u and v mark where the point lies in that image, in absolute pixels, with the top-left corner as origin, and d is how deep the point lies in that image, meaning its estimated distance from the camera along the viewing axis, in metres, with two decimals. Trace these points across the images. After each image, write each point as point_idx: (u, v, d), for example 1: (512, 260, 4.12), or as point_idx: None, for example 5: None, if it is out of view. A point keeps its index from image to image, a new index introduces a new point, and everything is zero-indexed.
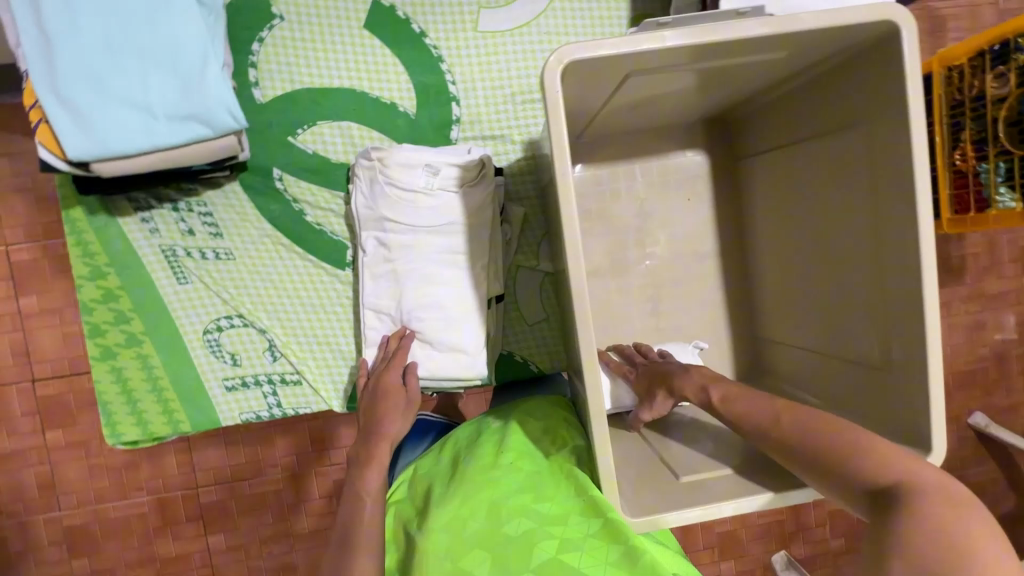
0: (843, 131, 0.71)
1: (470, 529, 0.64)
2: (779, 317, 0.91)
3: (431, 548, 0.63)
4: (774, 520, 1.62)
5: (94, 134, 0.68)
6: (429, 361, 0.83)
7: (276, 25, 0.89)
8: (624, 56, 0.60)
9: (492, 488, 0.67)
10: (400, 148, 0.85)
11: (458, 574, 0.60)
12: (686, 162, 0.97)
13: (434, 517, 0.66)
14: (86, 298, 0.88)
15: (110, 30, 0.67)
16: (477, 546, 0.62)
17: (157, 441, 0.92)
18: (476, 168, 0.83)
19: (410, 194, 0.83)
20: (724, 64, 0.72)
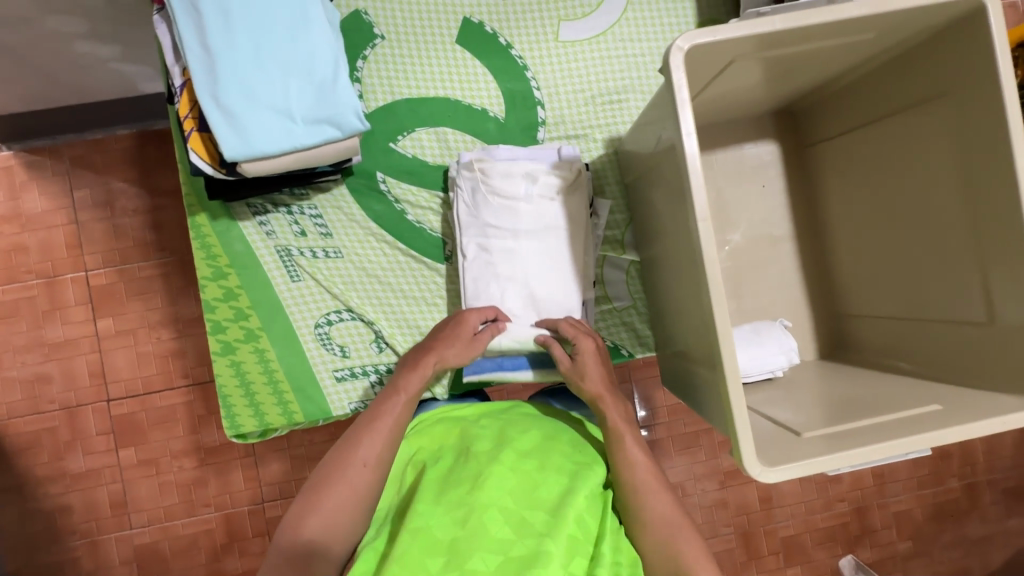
0: (927, 104, 0.76)
1: (540, 487, 0.69)
2: (861, 293, 0.95)
3: (499, 478, 0.69)
4: (839, 523, 1.59)
5: (243, 135, 0.75)
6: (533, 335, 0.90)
7: (378, 44, 0.98)
8: (734, 42, 0.69)
9: (568, 473, 0.73)
10: (499, 159, 0.93)
11: (512, 516, 0.65)
12: (757, 153, 1.02)
13: (510, 456, 0.73)
14: (208, 297, 0.94)
15: (259, 46, 0.76)
16: (538, 502, 0.67)
17: (270, 432, 0.96)
18: (571, 176, 0.92)
19: (508, 200, 0.92)
20: (806, 52, 0.78)
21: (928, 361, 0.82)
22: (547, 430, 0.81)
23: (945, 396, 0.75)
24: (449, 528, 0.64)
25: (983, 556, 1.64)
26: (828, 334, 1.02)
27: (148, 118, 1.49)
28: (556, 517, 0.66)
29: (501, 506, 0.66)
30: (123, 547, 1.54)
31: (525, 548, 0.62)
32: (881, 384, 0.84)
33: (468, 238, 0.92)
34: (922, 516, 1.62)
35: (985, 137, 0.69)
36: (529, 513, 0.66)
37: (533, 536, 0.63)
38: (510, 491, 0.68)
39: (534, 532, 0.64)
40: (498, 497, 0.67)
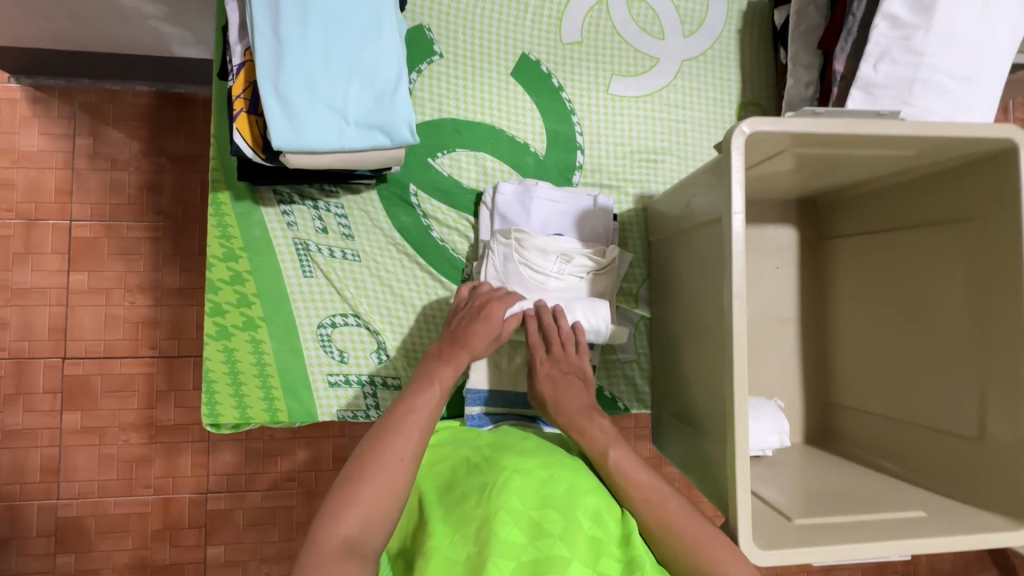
0: (949, 223, 0.80)
1: (547, 487, 0.68)
2: (853, 386, 0.98)
3: (506, 482, 0.68)
4: None
5: (295, 126, 0.75)
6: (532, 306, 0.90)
7: (435, 61, 0.99)
8: (788, 134, 0.73)
9: (575, 473, 0.71)
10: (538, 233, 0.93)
11: (527, 519, 0.64)
12: (776, 234, 1.06)
13: (513, 462, 0.71)
14: (214, 277, 0.91)
15: (329, 43, 0.76)
16: (548, 502, 0.66)
17: (247, 426, 0.93)
18: (604, 260, 0.93)
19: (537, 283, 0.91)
20: (842, 156, 0.83)
21: (912, 464, 0.85)
22: (547, 443, 0.81)
23: (930, 504, 0.77)
24: (462, 546, 0.63)
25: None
26: (814, 419, 1.05)
27: (173, 80, 1.46)
28: (570, 519, 0.65)
29: (511, 511, 0.65)
30: (44, 518, 1.43)
31: (542, 552, 0.61)
32: (867, 479, 0.86)
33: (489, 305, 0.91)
34: None
35: (999, 266, 0.73)
36: (539, 515, 0.65)
37: (548, 539, 0.62)
38: (517, 494, 0.67)
39: (549, 534, 0.63)
40: (506, 501, 0.65)
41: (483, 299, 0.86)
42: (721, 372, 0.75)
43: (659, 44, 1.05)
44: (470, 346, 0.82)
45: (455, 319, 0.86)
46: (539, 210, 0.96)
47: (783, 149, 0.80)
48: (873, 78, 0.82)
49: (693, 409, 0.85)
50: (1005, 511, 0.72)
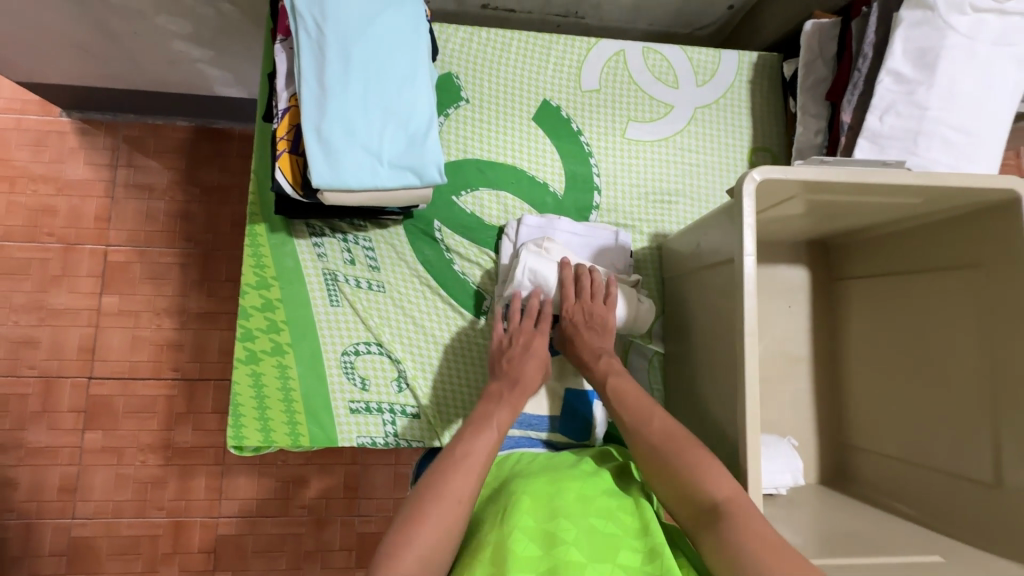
0: (958, 269, 0.83)
1: (556, 499, 0.70)
2: (868, 427, 0.98)
3: (518, 505, 0.69)
4: None
5: (333, 166, 0.80)
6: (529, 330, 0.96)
7: (461, 105, 1.06)
8: (794, 183, 0.77)
9: (583, 477, 0.74)
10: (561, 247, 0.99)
11: (543, 534, 0.66)
12: (788, 274, 1.09)
13: (522, 484, 0.74)
14: (246, 304, 0.96)
15: (367, 91, 0.83)
16: (559, 513, 0.68)
17: (270, 450, 0.95)
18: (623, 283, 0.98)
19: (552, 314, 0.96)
20: (852, 203, 0.86)
21: (928, 508, 0.85)
22: (557, 457, 0.83)
23: (944, 547, 0.77)
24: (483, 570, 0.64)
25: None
26: (829, 460, 1.04)
27: (212, 118, 1.55)
28: (582, 526, 0.67)
29: (525, 529, 0.66)
30: (58, 537, 1.45)
31: (560, 561, 0.63)
32: (883, 522, 0.86)
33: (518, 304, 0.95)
34: None
35: (1007, 312, 0.75)
36: (553, 526, 0.67)
37: (562, 548, 0.64)
38: (529, 513, 0.68)
39: (562, 543, 0.65)
40: (519, 522, 0.67)
41: (523, 335, 0.89)
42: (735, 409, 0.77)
43: (674, 92, 1.11)
44: (524, 382, 0.85)
45: (503, 357, 0.87)
46: (562, 240, 1.00)
47: (795, 195, 0.84)
48: (879, 130, 0.86)
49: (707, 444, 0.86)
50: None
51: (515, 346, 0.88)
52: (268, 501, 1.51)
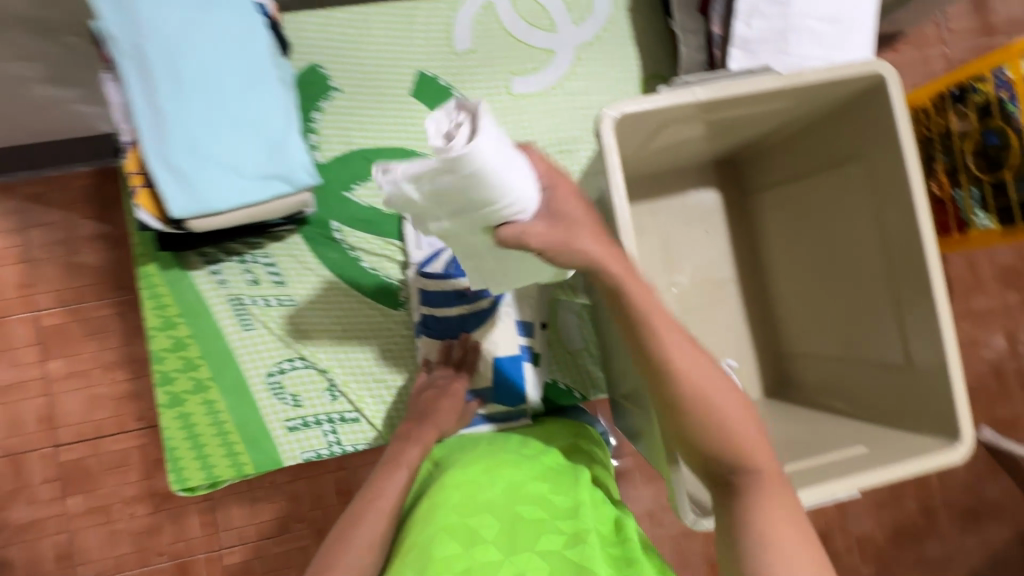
0: (849, 163, 0.82)
1: (482, 492, 0.69)
2: (799, 334, 0.99)
3: (445, 502, 0.68)
4: None
5: (191, 192, 0.77)
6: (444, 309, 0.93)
7: (334, 96, 1.01)
8: (660, 112, 0.74)
9: (514, 466, 0.74)
10: None
11: (465, 527, 0.64)
12: (701, 199, 1.07)
13: (455, 475, 0.73)
14: (157, 348, 0.93)
15: (209, 104, 0.78)
16: (483, 507, 0.67)
17: (217, 485, 0.95)
18: None
19: (463, 290, 0.92)
20: (739, 116, 0.84)
21: (856, 401, 0.86)
22: (499, 443, 0.83)
23: (869, 436, 0.79)
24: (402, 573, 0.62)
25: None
26: (773, 371, 1.06)
27: (112, 160, 1.46)
28: (505, 518, 0.66)
29: (446, 527, 0.65)
30: None
31: (476, 558, 0.61)
32: (817, 424, 0.88)
33: (426, 288, 0.93)
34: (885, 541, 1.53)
35: (895, 198, 0.75)
36: (475, 521, 0.65)
37: (480, 544, 0.63)
38: (454, 508, 0.67)
39: (481, 539, 0.63)
40: (443, 518, 0.66)
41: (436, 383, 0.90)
42: None
43: (551, 36, 1.06)
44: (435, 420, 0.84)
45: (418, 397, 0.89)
46: None
47: (689, 118, 0.82)
48: (748, 36, 0.84)
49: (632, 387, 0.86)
50: (939, 431, 0.73)
51: (428, 387, 0.89)
52: (264, 524, 1.51)
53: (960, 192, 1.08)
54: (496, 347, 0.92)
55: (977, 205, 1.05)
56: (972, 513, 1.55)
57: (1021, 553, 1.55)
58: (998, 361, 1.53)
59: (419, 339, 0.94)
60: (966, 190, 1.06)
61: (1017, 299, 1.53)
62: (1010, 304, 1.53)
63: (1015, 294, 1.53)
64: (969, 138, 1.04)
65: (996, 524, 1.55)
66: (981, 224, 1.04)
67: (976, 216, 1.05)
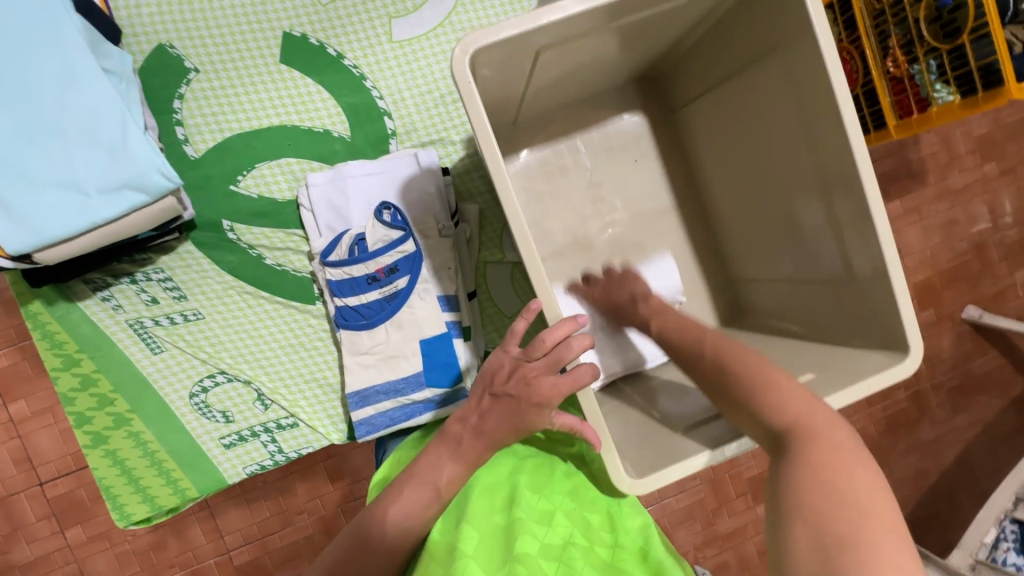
0: (769, 57, 0.71)
1: (460, 508, 0.69)
2: (748, 256, 0.92)
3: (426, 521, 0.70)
4: None
5: (29, 223, 0.68)
6: (359, 296, 0.85)
7: (192, 78, 0.88)
8: (529, 34, 0.61)
9: (485, 470, 0.73)
10: (351, 194, 0.87)
11: (447, 546, 0.64)
12: (625, 125, 0.97)
13: None
14: (64, 388, 0.87)
15: (21, 116, 0.67)
16: (463, 520, 0.67)
17: (169, 512, 0.92)
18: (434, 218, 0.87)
19: (373, 274, 0.85)
20: (645, 19, 0.73)
21: (815, 322, 0.79)
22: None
23: (820, 359, 0.73)
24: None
25: (937, 457, 1.55)
26: (729, 296, 0.99)
27: None
28: (485, 528, 0.66)
29: (432, 556, 0.65)
30: None
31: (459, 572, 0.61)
32: (770, 349, 0.82)
33: (333, 277, 0.85)
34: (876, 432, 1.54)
35: (815, 91, 0.65)
36: (457, 537, 0.65)
37: (461, 561, 0.62)
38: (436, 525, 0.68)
39: (462, 555, 0.62)
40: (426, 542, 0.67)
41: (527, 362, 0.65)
42: None
43: None
44: None
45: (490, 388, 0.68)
46: (357, 188, 0.87)
47: (594, 29, 0.70)
48: None
49: None
50: (888, 345, 0.67)
51: (515, 376, 0.66)
52: (266, 521, 1.47)
53: (917, 67, 0.95)
54: (421, 328, 0.85)
55: (935, 79, 0.94)
56: (963, 391, 1.53)
57: (1015, 422, 1.55)
58: (982, 237, 1.46)
59: (338, 332, 0.88)
60: (924, 64, 0.94)
61: (995, 167, 1.45)
62: (989, 174, 1.44)
63: (993, 163, 1.44)
64: (922, 3, 0.91)
65: (987, 398, 1.54)
66: (942, 99, 0.93)
67: (935, 91, 0.94)
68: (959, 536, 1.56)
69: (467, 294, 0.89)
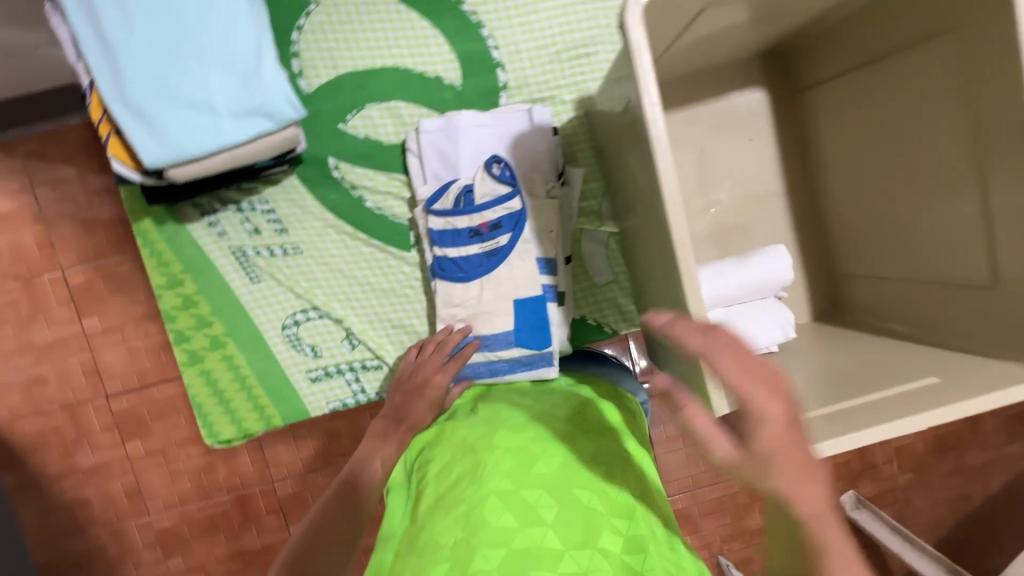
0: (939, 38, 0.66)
1: (540, 463, 0.65)
2: (855, 250, 0.89)
3: (493, 466, 0.64)
4: (839, 462, 1.46)
5: (164, 137, 0.68)
6: (460, 250, 0.85)
7: (311, 11, 0.87)
8: None
9: (569, 446, 0.68)
10: (463, 143, 0.86)
11: (522, 504, 0.60)
12: (744, 101, 0.94)
13: (502, 439, 0.68)
14: (167, 307, 0.90)
15: (164, 28, 0.67)
16: (542, 480, 0.63)
17: (251, 436, 0.96)
18: (543, 179, 0.86)
19: (477, 227, 0.84)
20: None
21: (926, 324, 0.77)
22: (542, 407, 0.76)
23: (940, 364, 0.70)
24: (454, 533, 0.60)
25: (984, 482, 1.50)
26: (825, 291, 0.96)
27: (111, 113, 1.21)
28: (565, 499, 0.62)
29: (502, 495, 0.61)
30: (145, 533, 1.45)
31: (534, 539, 0.58)
32: (878, 351, 0.79)
33: (435, 227, 0.85)
34: (924, 450, 1.48)
35: (989, 80, 0.61)
36: (532, 498, 0.61)
37: (539, 529, 0.59)
38: (506, 476, 0.63)
39: (541, 524, 0.59)
40: (494, 489, 0.62)
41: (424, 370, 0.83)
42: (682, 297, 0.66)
43: None
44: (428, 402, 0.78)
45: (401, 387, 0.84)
46: (468, 139, 0.86)
47: None
48: None
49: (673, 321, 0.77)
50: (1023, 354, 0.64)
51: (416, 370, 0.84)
52: (308, 458, 1.45)
53: None
54: (518, 287, 0.84)
55: None
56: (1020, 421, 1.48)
57: None
58: None
59: (433, 282, 0.88)
60: None
61: None
62: None
63: None
64: None
65: None
66: None
67: None
68: (994, 562, 1.53)
69: (565, 258, 0.88)
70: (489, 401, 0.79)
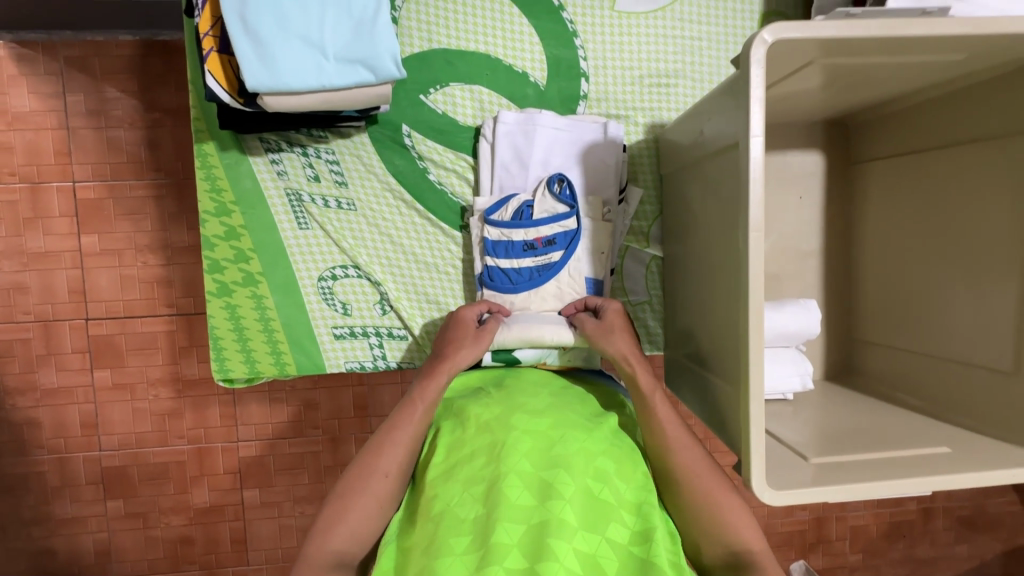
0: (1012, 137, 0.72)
1: (557, 447, 0.63)
2: (875, 319, 0.93)
3: (512, 445, 0.63)
4: (797, 529, 1.48)
5: (268, 62, 0.69)
6: (509, 262, 0.87)
7: None
8: (831, 41, 0.62)
9: (584, 433, 0.66)
10: (522, 157, 0.90)
11: (542, 484, 0.60)
12: (802, 161, 0.99)
13: (523, 421, 0.66)
14: (209, 234, 0.89)
15: None
16: (559, 463, 0.61)
17: (255, 380, 0.94)
18: (598, 203, 0.89)
19: (531, 242, 0.86)
20: (874, 65, 0.72)
21: (937, 398, 0.81)
22: (558, 399, 0.73)
23: (952, 438, 0.74)
24: (472, 507, 0.59)
25: None
26: (839, 354, 1.00)
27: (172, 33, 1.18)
28: (581, 484, 0.60)
29: (520, 473, 0.61)
30: (89, 473, 1.28)
31: (552, 512, 0.57)
32: (886, 414, 0.83)
33: (490, 237, 0.87)
34: (876, 533, 1.51)
35: None
36: (552, 476, 0.60)
37: (558, 500, 0.58)
38: (526, 455, 0.62)
39: (559, 495, 0.58)
40: (513, 464, 0.61)
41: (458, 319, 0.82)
42: (734, 324, 0.69)
43: None
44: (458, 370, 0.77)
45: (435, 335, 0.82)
46: (537, 145, 0.90)
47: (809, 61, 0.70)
48: None
49: (709, 350, 0.78)
50: None
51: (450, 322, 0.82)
52: (280, 424, 1.30)
53: None
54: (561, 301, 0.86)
55: None
56: (970, 525, 1.52)
57: (1003, 567, 1.56)
58: None
59: (480, 291, 0.90)
60: None
61: None
62: None
63: None
64: None
65: (989, 538, 1.54)
66: None
67: None
68: None
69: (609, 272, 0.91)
70: (505, 387, 0.76)
